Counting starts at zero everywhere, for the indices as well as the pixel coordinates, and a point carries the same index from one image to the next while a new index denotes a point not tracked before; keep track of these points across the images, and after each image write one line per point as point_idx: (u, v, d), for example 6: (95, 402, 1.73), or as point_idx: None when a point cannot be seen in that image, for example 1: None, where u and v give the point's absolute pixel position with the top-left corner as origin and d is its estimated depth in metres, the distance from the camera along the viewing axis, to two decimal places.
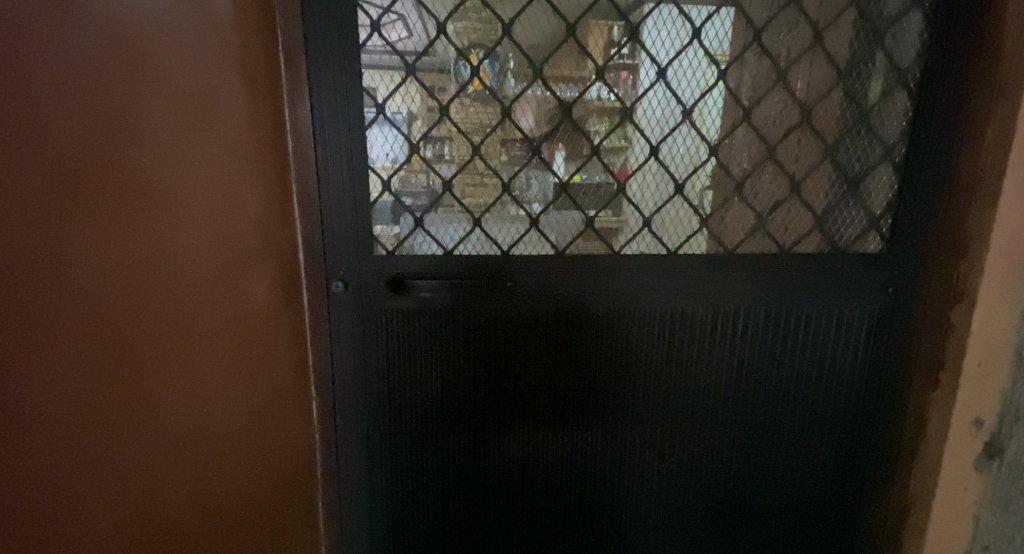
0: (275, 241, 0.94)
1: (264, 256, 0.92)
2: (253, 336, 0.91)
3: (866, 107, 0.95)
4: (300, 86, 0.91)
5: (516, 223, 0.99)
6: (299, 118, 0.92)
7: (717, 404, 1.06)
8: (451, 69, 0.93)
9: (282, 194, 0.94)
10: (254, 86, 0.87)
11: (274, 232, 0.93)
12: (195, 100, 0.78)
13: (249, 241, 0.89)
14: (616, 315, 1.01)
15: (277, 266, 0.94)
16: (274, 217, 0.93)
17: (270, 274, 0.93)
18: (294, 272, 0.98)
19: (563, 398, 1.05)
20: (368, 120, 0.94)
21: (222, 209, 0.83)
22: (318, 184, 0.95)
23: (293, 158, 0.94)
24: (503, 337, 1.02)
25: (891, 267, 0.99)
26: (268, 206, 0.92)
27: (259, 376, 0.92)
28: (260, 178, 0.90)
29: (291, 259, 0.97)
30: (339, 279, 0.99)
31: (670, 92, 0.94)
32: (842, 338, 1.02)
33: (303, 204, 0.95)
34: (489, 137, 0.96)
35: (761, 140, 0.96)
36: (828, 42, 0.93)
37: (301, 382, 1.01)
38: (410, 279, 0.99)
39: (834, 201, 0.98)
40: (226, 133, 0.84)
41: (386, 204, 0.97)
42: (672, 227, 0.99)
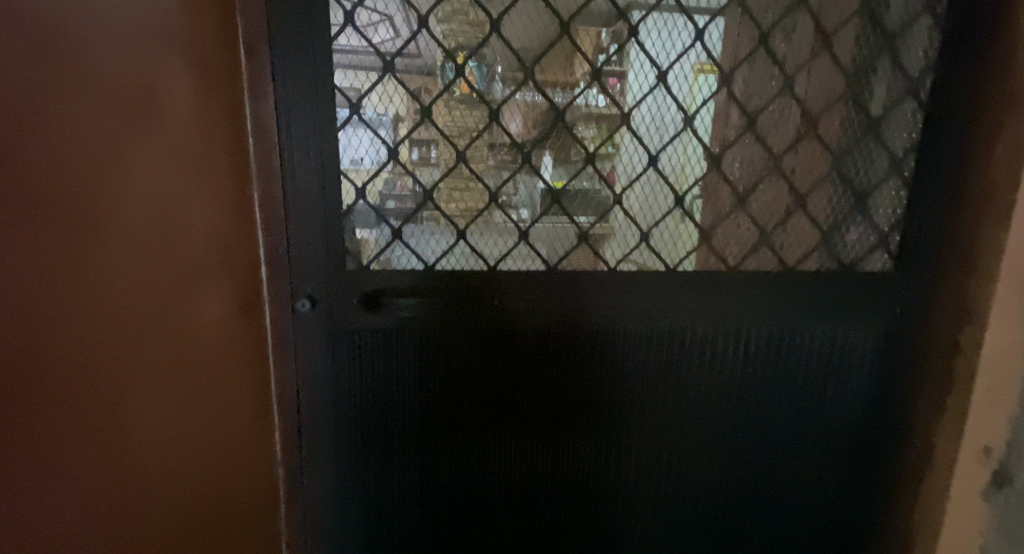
0: (234, 255, 0.85)
1: (220, 270, 0.83)
2: (207, 360, 0.82)
3: (874, 117, 0.90)
4: (263, 84, 0.82)
5: (504, 236, 0.92)
6: (263, 120, 0.83)
7: (715, 430, 0.99)
8: (438, 72, 0.85)
9: (241, 203, 0.85)
10: (211, 84, 0.79)
11: (233, 245, 0.85)
12: (145, 98, 0.69)
13: (204, 254, 0.80)
14: (609, 333, 0.94)
15: (236, 281, 0.86)
16: (233, 227, 0.84)
17: (229, 291, 0.85)
18: (257, 288, 0.89)
19: (554, 423, 0.97)
20: (340, 122, 0.85)
21: (167, 216, 0.74)
22: (283, 192, 0.86)
23: (254, 164, 0.85)
24: (489, 356, 0.94)
25: (899, 286, 0.93)
26: (227, 217, 0.83)
27: (215, 403, 0.83)
28: (217, 185, 0.81)
29: (252, 273, 0.88)
30: (306, 297, 0.89)
31: (671, 98, 0.87)
32: (846, 360, 0.97)
33: (265, 215, 0.87)
34: (476, 141, 0.89)
35: (765, 151, 0.90)
36: (836, 48, 0.88)
37: (261, 405, 0.92)
38: (387, 295, 0.90)
39: (840, 216, 0.93)
40: (178, 135, 0.75)
41: (361, 214, 0.89)
42: (671, 241, 0.93)
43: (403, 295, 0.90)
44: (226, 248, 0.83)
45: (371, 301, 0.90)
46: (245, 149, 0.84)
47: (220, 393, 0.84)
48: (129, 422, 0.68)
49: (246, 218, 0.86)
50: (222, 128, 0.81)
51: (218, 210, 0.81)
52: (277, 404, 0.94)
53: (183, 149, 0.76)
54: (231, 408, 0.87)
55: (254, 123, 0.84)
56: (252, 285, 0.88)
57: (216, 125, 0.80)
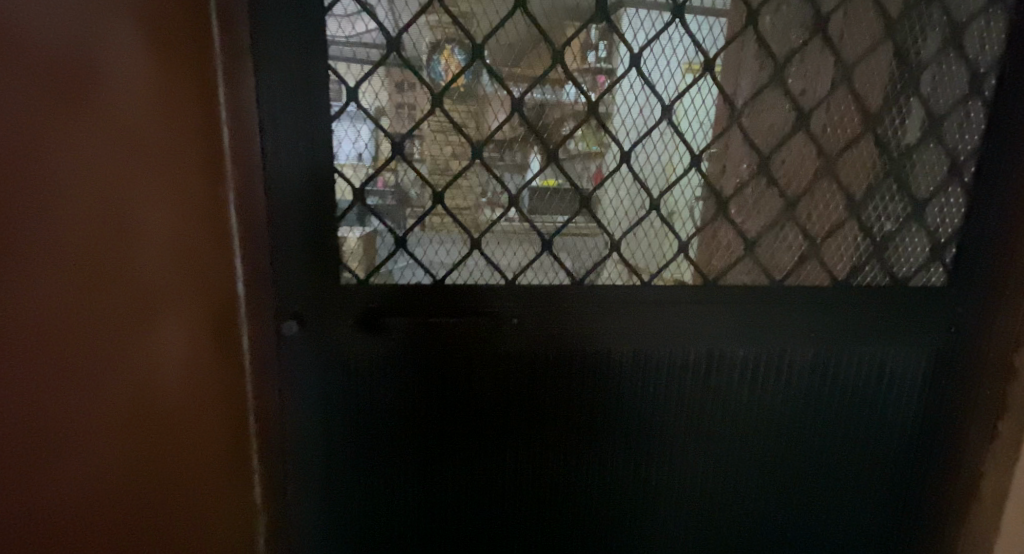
0: (212, 269, 0.71)
1: (201, 289, 0.70)
2: (188, 398, 0.68)
3: (936, 117, 0.81)
4: (242, 66, 0.69)
5: (524, 245, 0.79)
6: (243, 109, 0.70)
7: (746, 462, 0.89)
8: (429, 61, 0.73)
9: (221, 207, 0.72)
10: (188, 67, 0.65)
11: (211, 257, 0.71)
12: (117, 80, 0.56)
13: (183, 270, 0.67)
14: (641, 358, 0.83)
15: (215, 301, 0.72)
16: (212, 235, 0.71)
17: (208, 313, 0.71)
18: (239, 306, 0.76)
19: (574, 457, 0.86)
20: (336, 111, 0.72)
21: (154, 208, 0.62)
22: (265, 194, 0.73)
23: (233, 161, 0.72)
24: (503, 384, 0.82)
25: (955, 305, 0.85)
26: (203, 224, 0.70)
27: (200, 447, 0.70)
28: (194, 187, 0.68)
29: (232, 290, 0.75)
30: (292, 317, 0.76)
31: (718, 89, 0.76)
32: (896, 387, 0.88)
33: (244, 220, 0.73)
34: (494, 137, 0.76)
35: (819, 152, 0.80)
36: (900, 38, 0.78)
37: (240, 447, 0.79)
38: (388, 314, 0.78)
39: (896, 227, 0.83)
40: (152, 128, 0.61)
41: (362, 221, 0.76)
42: (711, 253, 0.82)
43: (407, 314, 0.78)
44: (204, 261, 0.70)
45: (371, 321, 0.77)
46: (218, 144, 0.71)
47: (206, 436, 0.71)
48: (145, 391, 0.60)
49: (222, 224, 0.73)
50: (199, 119, 0.68)
51: (195, 216, 0.68)
52: (257, 441, 0.81)
53: (161, 143, 0.62)
54: (217, 447, 0.73)
55: (231, 113, 0.70)
56: (230, 305, 0.75)
57: (191, 115, 0.67)
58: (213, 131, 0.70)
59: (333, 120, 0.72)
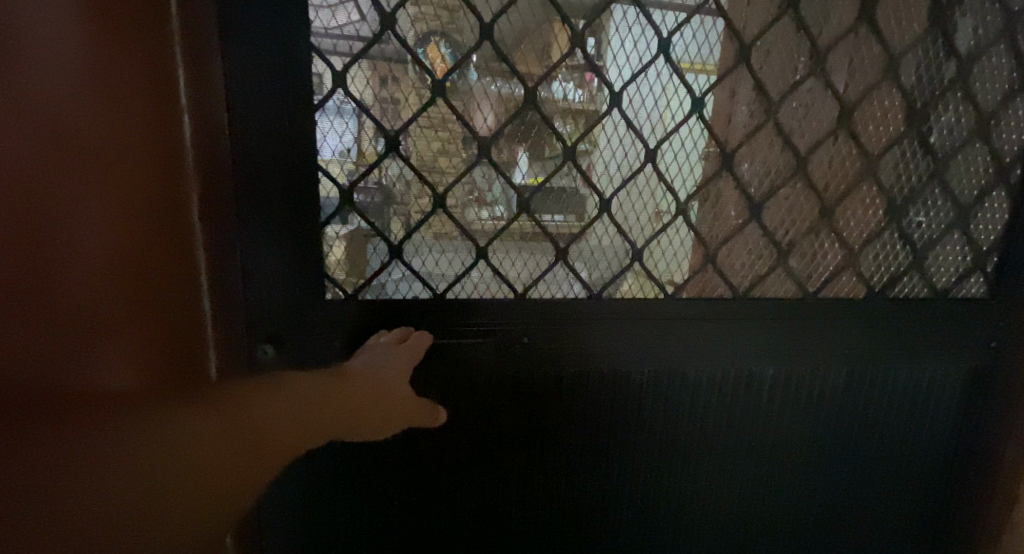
0: (168, 286, 0.61)
1: (150, 308, 0.60)
2: (132, 425, 0.59)
3: (985, 114, 0.73)
4: (205, 46, 0.58)
5: (536, 255, 0.70)
6: (207, 96, 0.59)
7: (769, 491, 0.82)
8: (426, 42, 0.63)
9: (181, 212, 0.62)
10: (128, 51, 0.56)
11: (169, 272, 0.61)
12: (48, 54, 0.49)
13: (129, 283, 0.57)
14: (662, 380, 0.74)
15: (172, 324, 0.62)
16: (169, 247, 0.61)
17: (164, 337, 0.61)
18: (203, 328, 0.65)
19: (587, 490, 0.77)
20: (320, 100, 0.62)
21: (132, 159, 0.57)
22: (235, 196, 0.62)
23: (191, 158, 0.62)
24: (510, 413, 0.72)
25: (994, 317, 0.79)
26: (156, 235, 0.59)
27: (144, 479, 0.60)
28: (145, 191, 0.58)
29: (195, 310, 0.64)
30: (268, 341, 0.66)
31: (754, 80, 0.68)
32: (929, 405, 0.81)
33: (210, 225, 0.63)
34: (504, 130, 0.66)
35: (861, 153, 0.72)
36: (949, 26, 0.70)
37: (214, 488, 0.65)
38: (382, 341, 0.67)
39: (938, 235, 0.76)
40: (84, 114, 0.52)
41: (352, 229, 0.66)
42: (741, 262, 0.73)
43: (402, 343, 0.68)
44: (160, 276, 0.60)
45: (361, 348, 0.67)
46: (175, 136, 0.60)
47: (157, 472, 0.61)
48: (114, 323, 0.56)
49: (178, 233, 0.62)
50: (150, 110, 0.58)
51: (146, 222, 0.58)
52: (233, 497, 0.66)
53: (99, 129, 0.54)
54: (175, 485, 0.63)
55: (190, 101, 0.60)
56: (190, 327, 0.64)
57: (141, 105, 0.57)
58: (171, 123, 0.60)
59: (317, 110, 0.62)
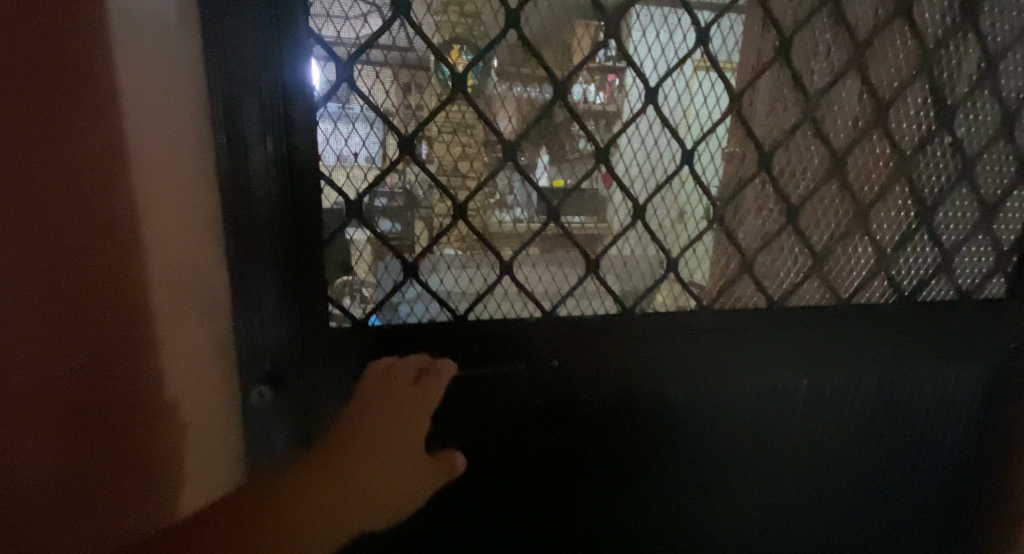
0: (124, 332, 0.52)
1: (85, 352, 0.52)
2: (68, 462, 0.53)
3: (1010, 112, 0.71)
4: (186, 36, 0.49)
5: (565, 268, 0.63)
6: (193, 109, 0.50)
7: (795, 505, 0.78)
8: (442, 32, 0.57)
9: (161, 250, 0.52)
10: (136, 46, 0.48)
11: (128, 317, 0.52)
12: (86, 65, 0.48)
13: (47, 320, 0.51)
14: (694, 399, 0.69)
15: (129, 376, 0.53)
16: (125, 289, 0.52)
17: (99, 383, 0.53)
18: (185, 384, 0.55)
19: (620, 516, 0.71)
20: (322, 96, 0.55)
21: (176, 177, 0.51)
22: (239, 217, 0.53)
23: (174, 185, 0.51)
24: (539, 440, 0.65)
25: (1014, 318, 0.77)
26: (98, 272, 0.51)
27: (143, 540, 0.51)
28: (78, 219, 0.50)
29: (177, 363, 0.54)
30: (263, 383, 0.56)
31: (792, 75, 0.63)
32: (949, 409, 0.79)
33: (216, 250, 0.53)
34: (530, 132, 0.60)
35: (896, 152, 0.68)
36: (980, 22, 0.67)
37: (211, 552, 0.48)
38: (401, 373, 0.59)
39: (964, 236, 0.74)
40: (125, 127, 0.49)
41: (362, 242, 0.59)
42: (778, 269, 0.69)
43: (422, 380, 0.59)
44: (112, 320, 0.52)
45: (378, 383, 0.57)
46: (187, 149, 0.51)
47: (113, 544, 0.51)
48: (152, 345, 0.53)
49: (146, 276, 0.52)
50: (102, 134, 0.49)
51: (89, 255, 0.51)
52: None
53: (97, 130, 0.49)
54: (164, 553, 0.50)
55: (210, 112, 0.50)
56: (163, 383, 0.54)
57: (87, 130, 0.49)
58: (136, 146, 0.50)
59: (317, 108, 0.55)
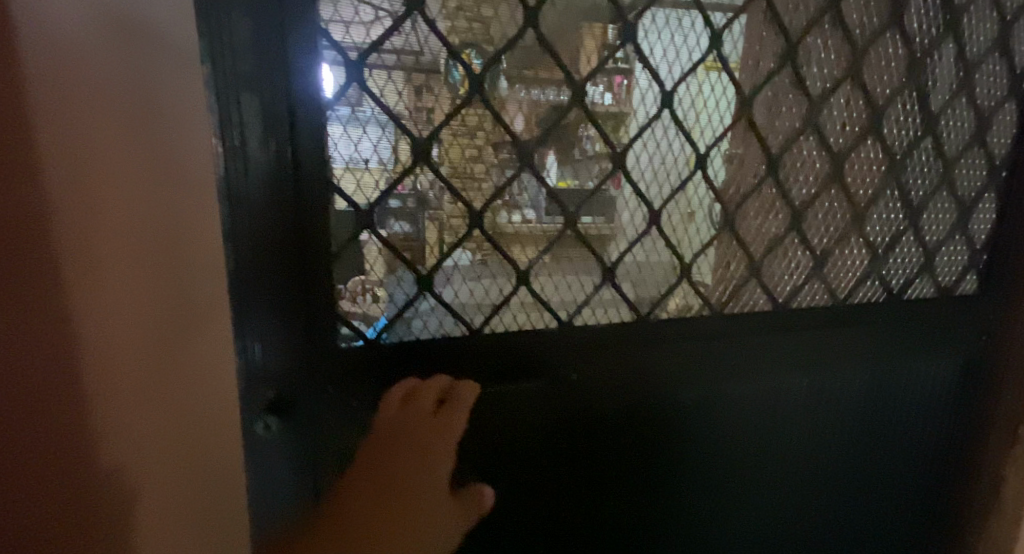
0: (94, 361, 0.45)
1: (46, 382, 0.44)
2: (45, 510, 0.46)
3: (982, 119, 0.75)
4: (182, 21, 0.43)
5: (581, 277, 0.61)
6: (185, 106, 0.43)
7: (789, 501, 0.80)
8: (458, 30, 0.53)
9: (137, 268, 0.44)
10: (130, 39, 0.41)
11: (100, 345, 0.44)
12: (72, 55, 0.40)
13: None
14: (703, 405, 0.69)
15: (98, 413, 0.46)
16: (94, 310, 0.44)
17: (65, 418, 0.45)
18: (170, 426, 0.47)
19: (630, 521, 0.71)
20: (331, 98, 0.51)
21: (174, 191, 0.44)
22: (246, 232, 0.48)
23: (156, 193, 0.44)
24: (554, 452, 0.64)
25: (985, 314, 0.81)
26: (74, 301, 0.43)
27: None
28: (36, 226, 0.42)
29: (158, 403, 0.46)
30: (268, 415, 0.52)
31: (798, 81, 0.64)
32: (927, 401, 0.83)
33: (217, 275, 0.47)
34: (547, 137, 0.57)
35: (888, 157, 0.70)
36: (961, 33, 0.70)
37: None
38: (420, 404, 0.52)
39: (943, 237, 0.77)
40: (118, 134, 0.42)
41: (377, 248, 0.55)
42: (782, 273, 0.69)
43: (443, 411, 0.52)
44: (77, 346, 0.44)
45: (395, 417, 0.50)
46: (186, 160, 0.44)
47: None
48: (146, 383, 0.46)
49: (138, 305, 0.45)
50: (64, 127, 0.41)
51: (73, 282, 0.43)
52: None
53: (83, 134, 0.41)
54: None
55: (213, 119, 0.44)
56: (144, 423, 0.47)
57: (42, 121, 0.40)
58: (107, 142, 0.42)
59: (325, 112, 0.51)
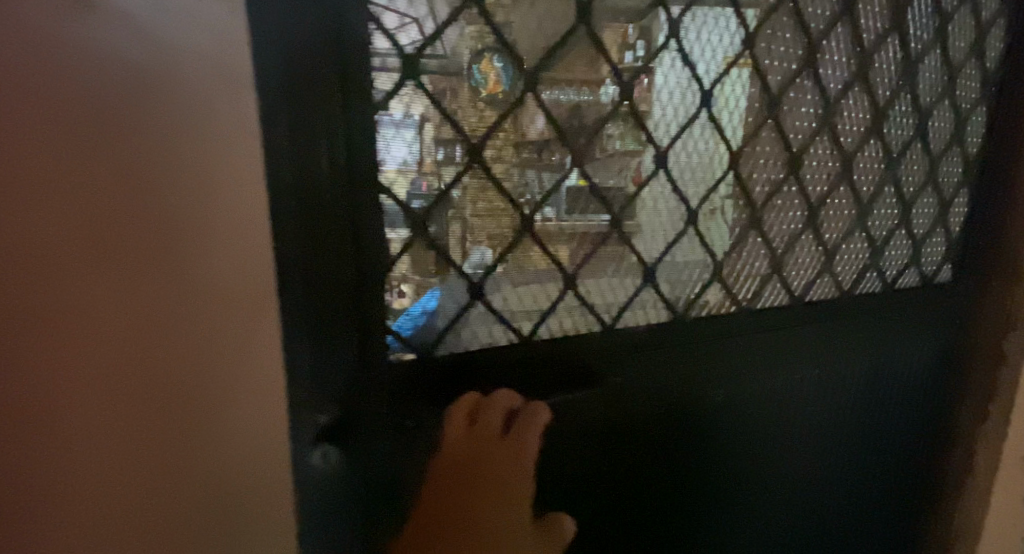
0: (130, 375, 0.42)
1: (81, 392, 0.41)
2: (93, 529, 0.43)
3: (962, 118, 0.79)
4: (236, 18, 0.40)
5: (625, 278, 0.60)
6: (239, 105, 0.41)
7: (795, 481, 0.83)
8: (512, 23, 0.51)
9: (181, 277, 0.42)
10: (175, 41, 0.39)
11: (144, 359, 0.42)
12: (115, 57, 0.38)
13: (37, 355, 0.40)
14: (728, 398, 0.70)
15: (141, 427, 0.43)
16: (140, 323, 0.41)
17: (103, 436, 0.42)
18: (215, 439, 0.45)
19: (663, 513, 0.72)
20: (382, 96, 0.47)
21: (221, 198, 0.41)
22: (302, 241, 0.45)
23: (207, 200, 0.41)
24: (601, 458, 0.63)
25: (963, 300, 0.86)
26: (121, 310, 0.41)
27: None
28: (74, 233, 0.39)
29: (206, 420, 0.44)
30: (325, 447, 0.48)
31: (816, 82, 0.66)
32: (912, 383, 0.88)
33: (263, 282, 0.44)
34: (598, 138, 0.56)
35: (885, 155, 0.74)
36: (946, 38, 0.75)
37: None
38: (486, 423, 0.52)
39: (928, 229, 0.82)
40: (164, 140, 0.40)
41: (411, 245, 0.51)
42: (799, 268, 0.72)
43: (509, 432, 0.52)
44: (119, 359, 0.41)
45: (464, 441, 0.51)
46: (232, 163, 0.41)
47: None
48: (194, 395, 0.43)
49: (187, 315, 0.42)
50: (105, 127, 0.38)
51: (120, 292, 0.41)
52: None
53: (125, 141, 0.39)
54: None
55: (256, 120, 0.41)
56: (188, 435, 0.44)
57: (89, 120, 0.38)
58: (156, 143, 0.40)
59: (377, 110, 0.47)
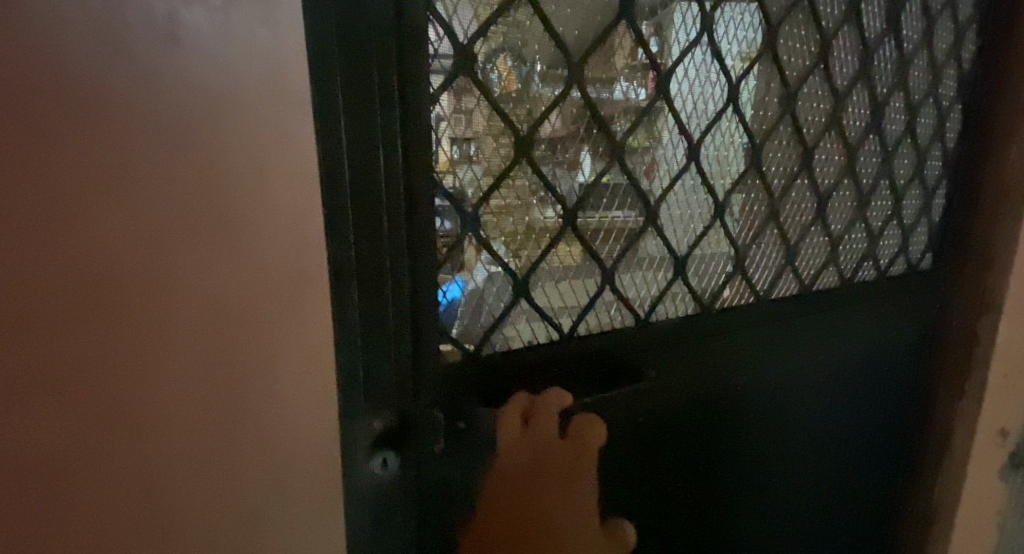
0: (185, 400, 0.38)
1: (129, 424, 0.36)
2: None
3: (945, 112, 0.83)
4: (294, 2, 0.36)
5: (658, 272, 0.61)
6: (293, 95, 0.37)
7: (794, 463, 0.86)
8: (554, 14, 0.50)
9: (243, 287, 0.38)
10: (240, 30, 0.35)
11: (198, 380, 0.38)
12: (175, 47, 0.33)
13: (81, 385, 0.34)
14: (742, 385, 0.72)
15: (196, 457, 0.39)
16: (188, 339, 0.37)
17: (154, 470, 0.37)
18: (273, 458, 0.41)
19: (680, 498, 0.74)
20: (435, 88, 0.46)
21: (284, 199, 0.38)
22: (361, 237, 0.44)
23: (260, 201, 0.38)
24: (628, 446, 0.65)
25: (939, 287, 0.89)
26: (174, 330, 0.36)
27: None
28: (117, 243, 0.34)
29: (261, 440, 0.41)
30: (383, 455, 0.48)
31: (826, 79, 0.68)
32: (898, 365, 0.92)
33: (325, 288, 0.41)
34: (636, 132, 0.55)
35: (881, 149, 0.77)
36: (934, 36, 0.78)
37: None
38: (543, 427, 0.51)
39: (916, 218, 0.86)
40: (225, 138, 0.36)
41: (457, 243, 0.50)
42: (808, 258, 0.74)
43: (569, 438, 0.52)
44: (173, 383, 0.37)
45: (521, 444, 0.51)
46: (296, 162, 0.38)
47: None
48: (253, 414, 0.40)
49: (248, 329, 0.39)
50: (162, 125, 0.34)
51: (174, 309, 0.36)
52: None
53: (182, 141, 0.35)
54: None
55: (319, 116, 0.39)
56: (245, 456, 0.40)
57: (132, 114, 0.33)
58: (204, 136, 0.35)
59: (430, 103, 0.46)
